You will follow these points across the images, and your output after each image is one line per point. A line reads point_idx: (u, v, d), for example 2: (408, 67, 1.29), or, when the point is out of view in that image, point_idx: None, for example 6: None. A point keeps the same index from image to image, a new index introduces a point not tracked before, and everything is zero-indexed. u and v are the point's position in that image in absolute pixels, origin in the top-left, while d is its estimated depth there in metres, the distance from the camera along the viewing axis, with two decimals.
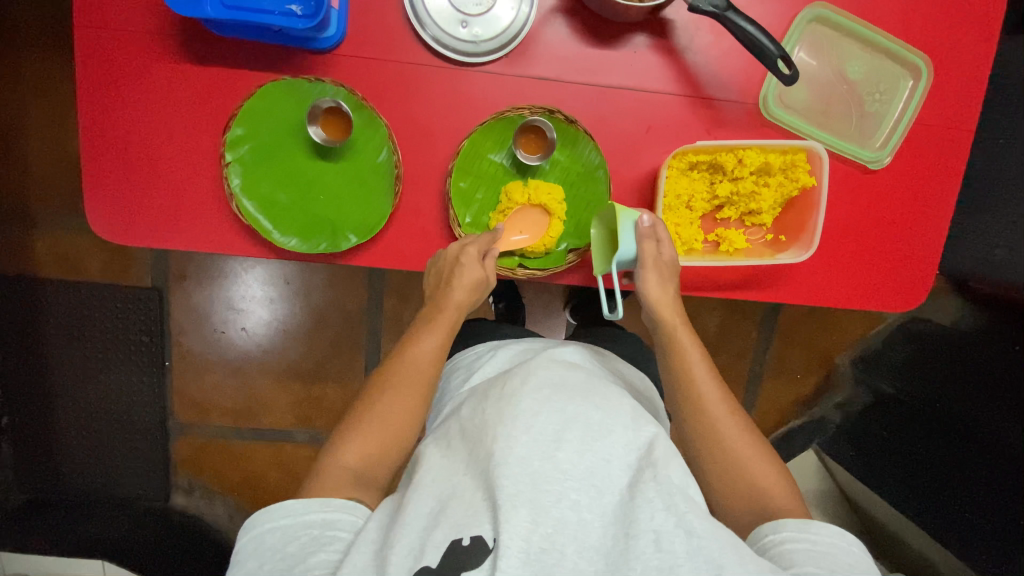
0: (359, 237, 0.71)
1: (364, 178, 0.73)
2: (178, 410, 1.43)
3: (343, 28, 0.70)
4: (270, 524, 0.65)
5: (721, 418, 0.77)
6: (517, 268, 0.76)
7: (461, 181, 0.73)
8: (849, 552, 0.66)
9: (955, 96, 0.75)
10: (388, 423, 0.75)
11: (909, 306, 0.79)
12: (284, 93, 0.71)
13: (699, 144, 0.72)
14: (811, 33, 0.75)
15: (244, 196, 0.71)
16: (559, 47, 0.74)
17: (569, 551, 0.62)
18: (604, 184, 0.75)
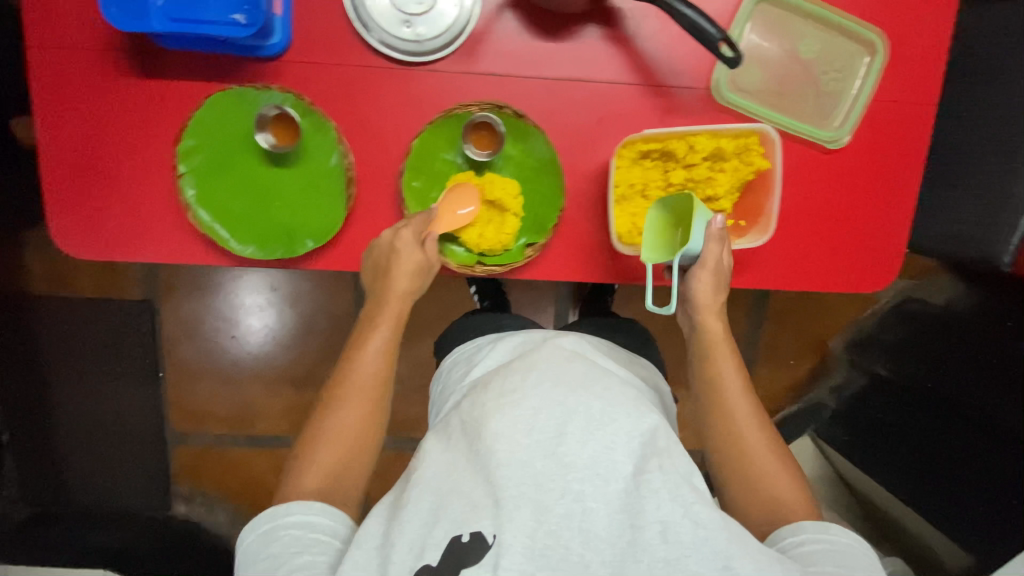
0: (314, 242, 0.72)
1: (317, 182, 0.74)
2: (174, 419, 1.46)
3: (287, 35, 0.72)
4: (256, 529, 0.69)
5: (741, 414, 0.77)
6: (477, 265, 0.76)
7: (415, 181, 0.74)
8: (861, 551, 0.68)
9: (910, 71, 0.74)
10: (345, 432, 0.74)
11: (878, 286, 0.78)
12: (233, 102, 0.72)
13: (646, 132, 0.72)
14: (763, 13, 0.73)
15: (200, 206, 0.73)
16: (505, 42, 0.73)
17: (574, 545, 0.63)
18: (558, 177, 0.74)
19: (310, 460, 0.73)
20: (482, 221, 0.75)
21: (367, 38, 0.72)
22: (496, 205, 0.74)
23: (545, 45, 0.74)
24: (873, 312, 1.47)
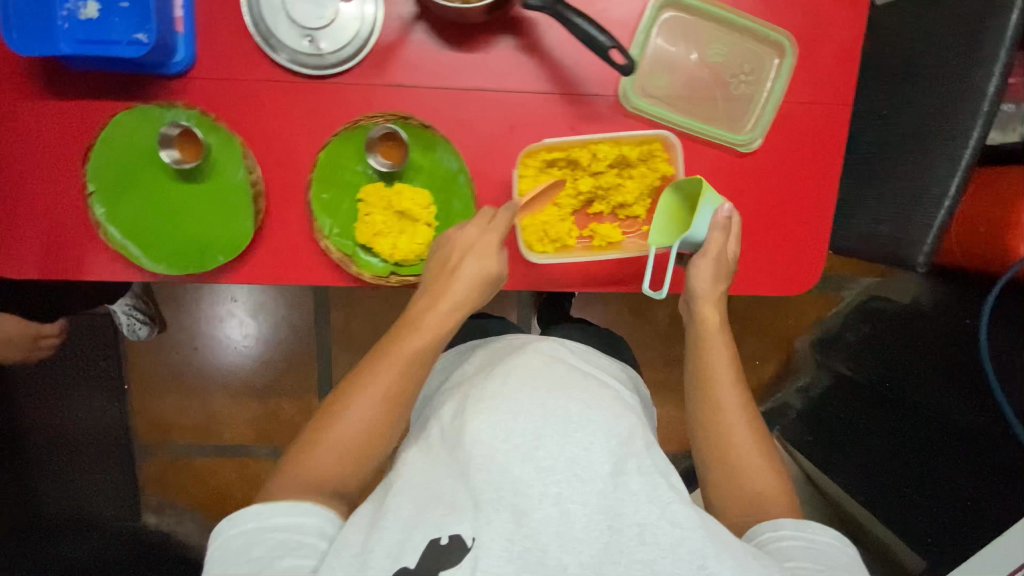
0: (223, 257, 0.72)
1: (225, 197, 0.73)
2: (141, 429, 1.49)
3: (192, 53, 0.72)
4: (236, 528, 0.62)
5: (730, 413, 0.76)
6: (392, 276, 0.75)
7: (323, 194, 0.73)
8: (847, 552, 0.64)
9: (822, 73, 0.74)
10: (359, 427, 0.68)
11: (804, 287, 0.77)
12: (137, 119, 0.72)
13: (545, 142, 0.73)
14: (667, 20, 0.74)
15: (109, 224, 0.73)
16: (412, 53, 0.74)
17: (552, 548, 0.62)
18: (469, 187, 0.74)
19: (312, 448, 0.68)
20: (392, 234, 0.74)
21: (275, 58, 0.73)
22: (406, 215, 0.74)
23: (453, 55, 0.74)
24: (837, 312, 1.48)
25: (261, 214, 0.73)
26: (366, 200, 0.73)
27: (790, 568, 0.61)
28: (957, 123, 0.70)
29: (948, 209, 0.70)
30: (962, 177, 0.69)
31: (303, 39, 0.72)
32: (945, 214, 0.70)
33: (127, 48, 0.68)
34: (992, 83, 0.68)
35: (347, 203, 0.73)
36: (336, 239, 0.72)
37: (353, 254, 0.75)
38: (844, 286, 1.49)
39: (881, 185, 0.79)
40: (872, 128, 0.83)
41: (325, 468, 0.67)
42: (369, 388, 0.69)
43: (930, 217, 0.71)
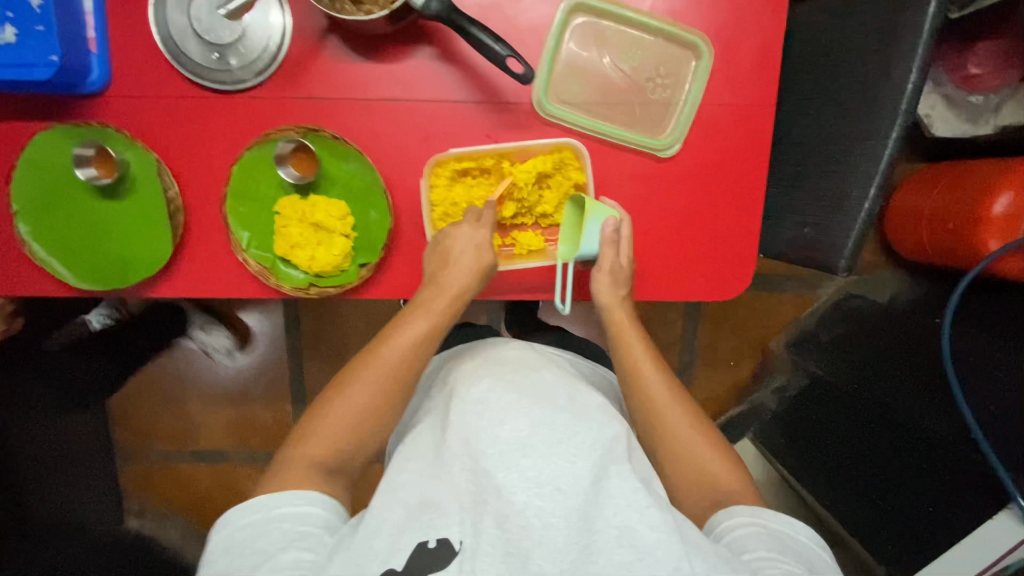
0: (148, 269, 0.76)
1: (143, 212, 0.77)
2: (122, 436, 1.50)
3: (106, 74, 0.76)
4: (242, 520, 0.64)
5: (667, 409, 0.78)
6: (312, 287, 0.79)
7: (239, 208, 0.76)
8: (799, 539, 0.66)
9: (724, 78, 0.79)
10: (357, 414, 0.74)
11: (738, 287, 0.83)
12: (52, 140, 0.75)
13: (451, 152, 0.77)
14: (580, 25, 0.79)
15: (34, 242, 0.76)
16: (334, 65, 0.77)
17: (535, 555, 0.61)
18: (382, 196, 0.77)
19: (314, 435, 0.72)
20: (310, 245, 0.77)
21: (194, 79, 0.76)
22: (321, 226, 0.77)
23: (374, 66, 0.78)
24: (812, 312, 1.45)
25: (180, 229, 0.78)
26: (281, 211, 0.76)
27: (748, 560, 0.63)
28: (876, 124, 0.68)
29: (868, 211, 0.69)
30: (881, 179, 0.68)
31: (213, 56, 0.76)
32: (864, 219, 0.69)
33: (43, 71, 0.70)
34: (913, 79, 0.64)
35: (264, 215, 0.77)
36: (255, 252, 0.76)
37: (273, 265, 0.78)
38: (820, 284, 1.46)
39: (804, 188, 0.80)
40: (801, 125, 0.83)
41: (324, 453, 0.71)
42: (371, 377, 0.75)
43: (850, 222, 0.70)
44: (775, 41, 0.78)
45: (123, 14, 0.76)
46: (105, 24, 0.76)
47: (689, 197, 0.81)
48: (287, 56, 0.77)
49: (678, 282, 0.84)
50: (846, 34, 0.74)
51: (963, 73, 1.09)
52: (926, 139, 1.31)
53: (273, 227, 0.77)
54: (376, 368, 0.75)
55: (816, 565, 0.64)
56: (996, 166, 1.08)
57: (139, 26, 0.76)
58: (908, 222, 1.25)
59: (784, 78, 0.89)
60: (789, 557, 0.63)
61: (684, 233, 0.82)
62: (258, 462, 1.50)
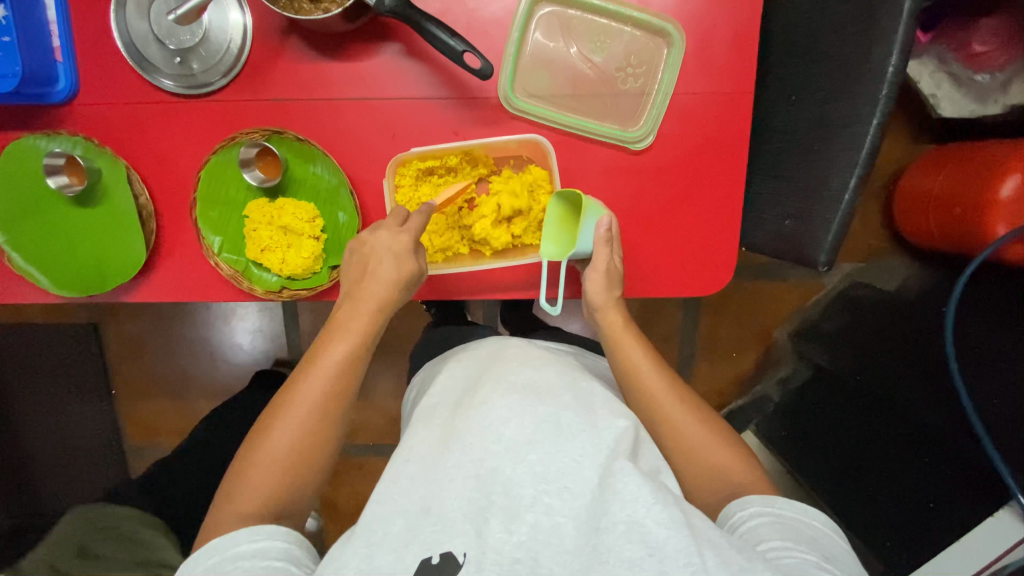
0: (122, 275, 0.78)
1: (114, 218, 0.78)
2: (129, 433, 1.50)
3: (73, 81, 0.78)
4: (198, 566, 0.61)
5: (671, 408, 0.74)
6: (283, 291, 0.80)
7: (210, 212, 0.77)
8: (812, 526, 0.63)
9: (696, 65, 0.77)
10: (289, 454, 0.68)
11: (719, 282, 0.82)
12: (27, 150, 0.78)
13: (413, 152, 0.77)
14: (546, 16, 0.78)
15: (13, 250, 0.79)
16: (302, 64, 0.78)
17: (543, 557, 0.60)
18: (347, 197, 0.78)
19: (247, 484, 0.66)
20: (281, 248, 0.78)
21: (160, 86, 0.78)
22: (289, 229, 0.78)
23: (341, 64, 0.78)
24: (817, 301, 1.40)
25: (152, 234, 0.79)
26: (250, 213, 0.77)
27: (763, 550, 0.60)
28: (858, 109, 0.65)
29: (849, 204, 0.66)
30: (863, 169, 0.65)
31: (176, 61, 0.77)
32: (846, 210, 0.67)
33: (11, 81, 0.73)
34: (892, 62, 0.61)
35: (235, 219, 0.78)
36: (226, 256, 0.78)
37: (246, 269, 0.79)
38: (826, 272, 1.39)
39: (787, 177, 0.77)
40: (784, 112, 0.80)
41: (263, 500, 0.66)
42: (303, 409, 0.70)
43: (831, 213, 0.68)
44: (751, 25, 0.76)
45: (91, 23, 0.77)
46: (73, 32, 0.77)
47: (666, 189, 0.80)
48: (253, 58, 0.77)
49: (655, 277, 0.83)
50: (827, 14, 0.71)
51: (968, 51, 1.07)
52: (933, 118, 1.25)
53: (243, 230, 0.78)
54: (306, 398, 0.70)
55: (834, 553, 0.61)
56: (1007, 147, 1.03)
57: (107, 34, 0.77)
58: (916, 206, 1.20)
59: (764, 62, 0.86)
60: (804, 545, 0.60)
61: (659, 226, 0.81)
62: None
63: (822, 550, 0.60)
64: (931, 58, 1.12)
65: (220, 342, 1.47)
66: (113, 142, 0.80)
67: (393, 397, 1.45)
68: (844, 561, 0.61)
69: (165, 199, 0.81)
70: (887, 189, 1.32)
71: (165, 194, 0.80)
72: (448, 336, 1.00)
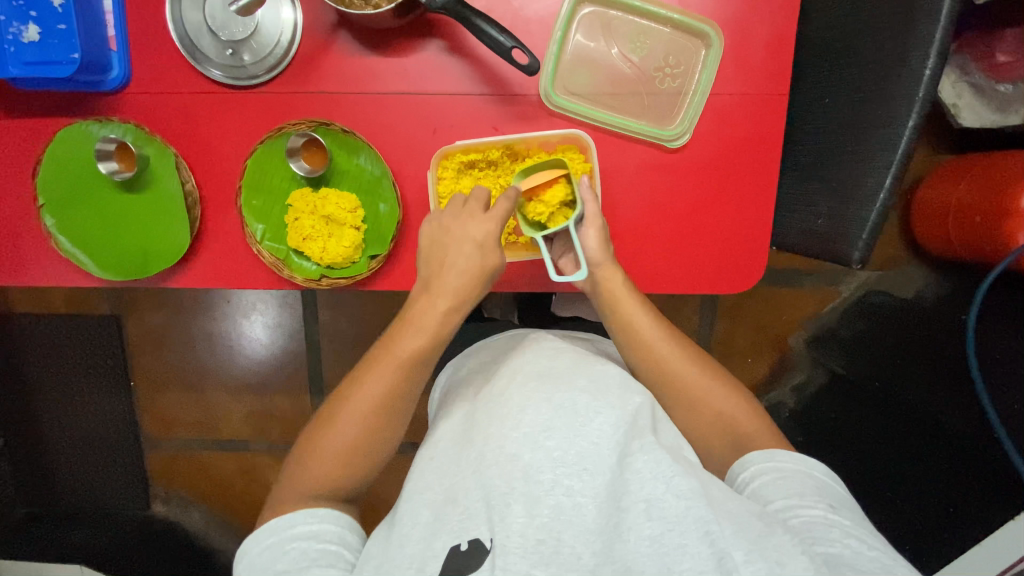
0: (167, 261, 0.80)
1: (161, 205, 0.80)
2: (147, 425, 1.51)
3: (126, 70, 0.80)
4: (259, 546, 0.65)
5: (671, 358, 0.74)
6: (323, 278, 0.82)
7: (254, 200, 0.79)
8: (813, 476, 0.65)
9: (732, 67, 0.79)
10: (356, 436, 0.71)
11: (749, 281, 0.84)
12: (76, 136, 0.80)
13: (457, 144, 0.79)
14: (587, 16, 0.80)
15: (61, 234, 0.81)
16: (348, 57, 0.79)
17: (566, 537, 0.60)
18: (390, 189, 0.80)
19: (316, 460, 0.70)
20: (322, 237, 0.79)
21: (209, 75, 0.80)
22: (331, 219, 0.79)
23: (386, 57, 0.80)
24: (833, 308, 1.39)
25: (197, 222, 0.81)
26: (293, 202, 0.79)
27: (770, 511, 0.61)
28: (895, 112, 0.67)
29: (883, 204, 0.69)
30: (898, 169, 0.67)
31: (227, 53, 0.79)
32: (881, 209, 0.69)
33: (67, 68, 0.75)
34: (930, 66, 0.64)
35: (279, 207, 0.80)
36: (269, 245, 0.79)
37: (286, 257, 0.81)
38: (841, 281, 1.39)
39: (821, 178, 0.79)
40: (817, 115, 0.82)
41: (320, 485, 0.69)
42: (369, 399, 0.71)
43: (865, 213, 0.70)
44: (787, 29, 0.78)
45: (145, 14, 0.79)
46: (127, 22, 0.80)
47: (699, 187, 0.82)
48: (301, 51, 0.79)
49: (688, 274, 0.84)
50: (865, 20, 0.73)
51: (991, 61, 1.09)
52: (953, 128, 1.26)
53: (285, 220, 0.80)
54: (372, 389, 0.71)
55: (837, 499, 0.63)
56: None
57: (159, 25, 0.80)
58: (935, 215, 1.21)
59: (797, 66, 0.88)
60: (810, 499, 0.61)
61: (694, 224, 0.82)
62: (277, 452, 1.50)
63: (826, 498, 0.62)
64: (955, 69, 1.13)
65: (241, 334, 1.49)
66: (161, 129, 0.82)
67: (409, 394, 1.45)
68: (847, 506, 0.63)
69: (209, 187, 0.82)
70: (905, 199, 1.33)
71: (209, 182, 0.82)
72: (474, 330, 1.01)
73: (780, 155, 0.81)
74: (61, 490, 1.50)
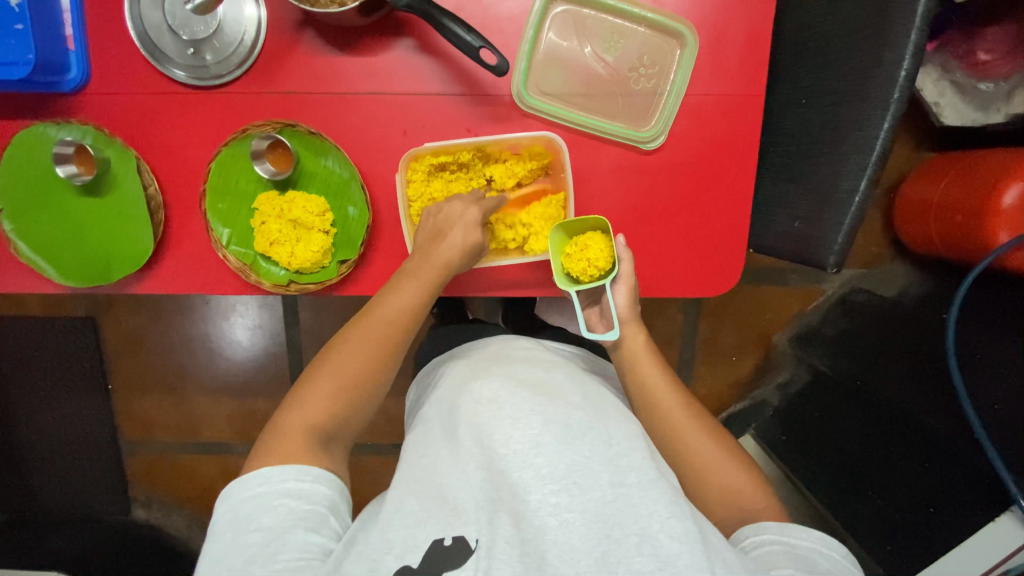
0: (130, 267, 0.78)
1: (123, 209, 0.78)
2: (126, 429, 1.49)
3: (85, 70, 0.78)
4: (246, 493, 0.62)
5: (683, 425, 0.73)
6: (291, 284, 0.80)
7: (219, 204, 0.78)
8: (830, 559, 0.61)
9: (707, 67, 0.78)
10: (349, 379, 0.71)
11: (725, 285, 0.83)
12: (34, 139, 0.78)
13: (426, 146, 0.77)
14: (560, 14, 0.79)
15: (20, 240, 0.79)
16: (316, 57, 0.78)
17: (550, 556, 0.59)
18: (359, 192, 0.78)
19: (309, 401, 0.69)
20: (290, 241, 0.78)
21: (172, 76, 0.77)
22: (298, 223, 0.78)
23: (354, 57, 0.78)
24: (817, 306, 1.39)
25: (161, 225, 0.79)
26: (259, 205, 0.77)
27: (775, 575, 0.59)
28: (869, 113, 0.66)
29: (858, 207, 0.68)
30: (874, 171, 0.66)
31: (189, 52, 0.77)
32: (857, 211, 0.68)
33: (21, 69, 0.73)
34: (904, 67, 0.63)
35: (244, 211, 0.78)
36: (235, 249, 0.77)
37: (254, 262, 0.80)
38: (826, 278, 1.39)
39: (797, 180, 0.78)
40: (794, 115, 0.81)
41: (320, 411, 0.69)
42: (363, 346, 0.73)
43: (840, 216, 0.69)
44: (763, 28, 0.77)
45: (104, 13, 0.77)
46: (86, 21, 0.77)
47: (676, 189, 0.81)
48: (267, 50, 0.77)
49: (664, 278, 0.83)
50: (841, 19, 0.72)
51: (973, 59, 1.08)
52: (935, 126, 1.26)
53: (251, 223, 0.78)
54: (369, 335, 0.73)
55: None
56: (1009, 156, 1.04)
57: (119, 24, 0.77)
58: (918, 214, 1.20)
59: (775, 64, 0.87)
60: None
61: (671, 227, 0.81)
62: None
63: None
64: (936, 67, 1.13)
65: (219, 336, 1.46)
66: (122, 131, 0.79)
67: (393, 396, 1.44)
68: None
69: (174, 191, 0.80)
70: (887, 197, 1.33)
71: (173, 185, 0.80)
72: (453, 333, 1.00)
73: (757, 156, 0.80)
74: (40, 496, 1.48)
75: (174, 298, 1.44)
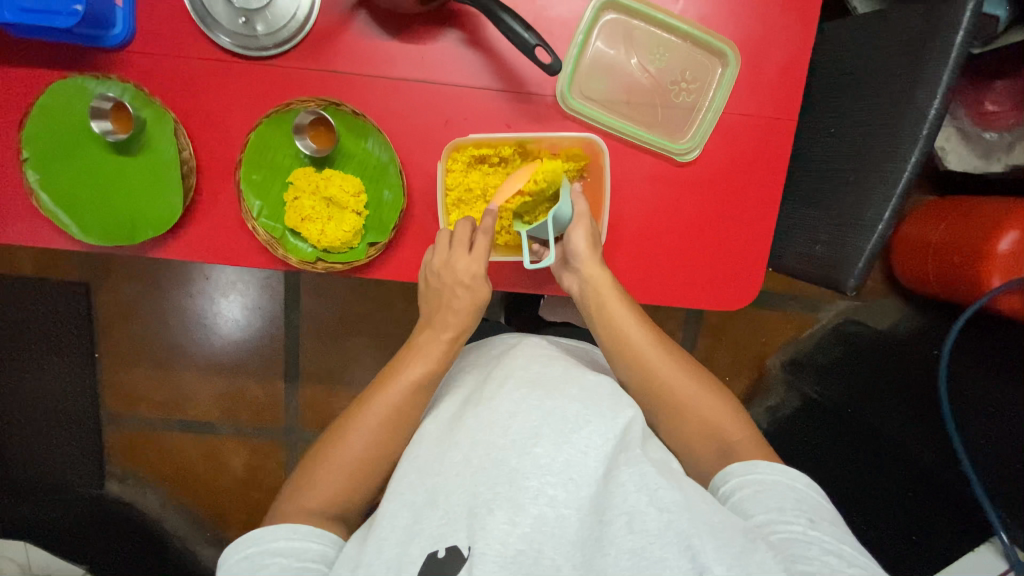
0: (156, 231, 0.77)
1: (157, 172, 0.78)
2: (109, 400, 1.45)
3: (131, 28, 0.77)
4: (237, 555, 0.64)
5: (657, 362, 0.74)
6: (319, 262, 0.80)
7: (253, 174, 0.77)
8: (794, 488, 0.65)
9: (745, 88, 0.81)
10: (351, 465, 0.70)
11: (743, 301, 0.85)
12: (71, 91, 0.77)
13: (470, 137, 0.78)
14: (609, 23, 0.81)
15: (42, 190, 0.77)
16: (367, 39, 0.78)
17: (547, 548, 0.60)
18: (396, 178, 0.79)
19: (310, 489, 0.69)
20: (321, 220, 0.78)
21: (218, 42, 0.77)
22: (333, 201, 0.78)
23: (405, 43, 0.79)
24: (811, 333, 1.43)
25: (192, 190, 0.78)
26: (296, 180, 0.78)
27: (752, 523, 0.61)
28: (899, 147, 0.69)
29: (880, 234, 0.70)
30: (897, 203, 0.69)
31: (240, 21, 0.77)
32: (877, 240, 0.70)
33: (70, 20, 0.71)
34: (936, 105, 0.66)
35: (279, 184, 0.79)
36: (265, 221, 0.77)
37: (282, 237, 0.80)
38: (822, 307, 1.43)
39: (820, 206, 0.81)
40: (822, 143, 0.84)
41: (323, 499, 0.69)
42: (365, 431, 0.71)
43: (862, 241, 0.71)
44: (801, 56, 0.80)
45: None
46: None
47: (704, 203, 0.83)
48: (319, 28, 0.78)
49: (686, 289, 0.85)
50: (876, 56, 0.75)
51: (980, 109, 1.15)
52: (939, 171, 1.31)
53: (285, 198, 0.78)
54: (369, 420, 0.71)
55: (816, 511, 0.63)
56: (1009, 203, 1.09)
57: None
58: (916, 253, 1.25)
59: (805, 93, 0.90)
60: (789, 513, 0.61)
61: (696, 240, 0.83)
62: (243, 437, 1.45)
63: (803, 509, 0.62)
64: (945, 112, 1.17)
65: (216, 313, 1.44)
66: (161, 92, 0.79)
67: None
68: (827, 517, 0.63)
69: (208, 157, 0.80)
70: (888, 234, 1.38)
71: (208, 151, 0.80)
72: None
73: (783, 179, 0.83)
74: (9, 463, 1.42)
75: (176, 270, 1.42)
